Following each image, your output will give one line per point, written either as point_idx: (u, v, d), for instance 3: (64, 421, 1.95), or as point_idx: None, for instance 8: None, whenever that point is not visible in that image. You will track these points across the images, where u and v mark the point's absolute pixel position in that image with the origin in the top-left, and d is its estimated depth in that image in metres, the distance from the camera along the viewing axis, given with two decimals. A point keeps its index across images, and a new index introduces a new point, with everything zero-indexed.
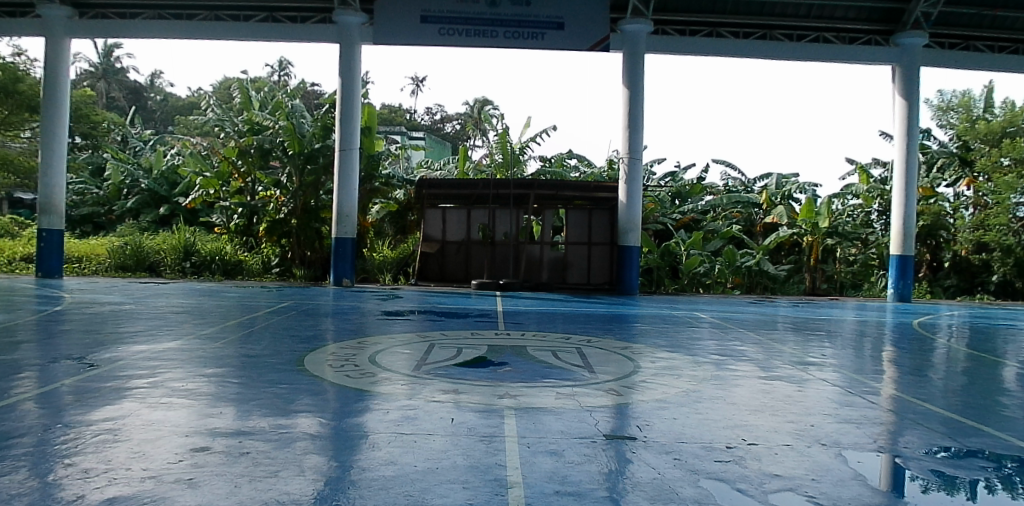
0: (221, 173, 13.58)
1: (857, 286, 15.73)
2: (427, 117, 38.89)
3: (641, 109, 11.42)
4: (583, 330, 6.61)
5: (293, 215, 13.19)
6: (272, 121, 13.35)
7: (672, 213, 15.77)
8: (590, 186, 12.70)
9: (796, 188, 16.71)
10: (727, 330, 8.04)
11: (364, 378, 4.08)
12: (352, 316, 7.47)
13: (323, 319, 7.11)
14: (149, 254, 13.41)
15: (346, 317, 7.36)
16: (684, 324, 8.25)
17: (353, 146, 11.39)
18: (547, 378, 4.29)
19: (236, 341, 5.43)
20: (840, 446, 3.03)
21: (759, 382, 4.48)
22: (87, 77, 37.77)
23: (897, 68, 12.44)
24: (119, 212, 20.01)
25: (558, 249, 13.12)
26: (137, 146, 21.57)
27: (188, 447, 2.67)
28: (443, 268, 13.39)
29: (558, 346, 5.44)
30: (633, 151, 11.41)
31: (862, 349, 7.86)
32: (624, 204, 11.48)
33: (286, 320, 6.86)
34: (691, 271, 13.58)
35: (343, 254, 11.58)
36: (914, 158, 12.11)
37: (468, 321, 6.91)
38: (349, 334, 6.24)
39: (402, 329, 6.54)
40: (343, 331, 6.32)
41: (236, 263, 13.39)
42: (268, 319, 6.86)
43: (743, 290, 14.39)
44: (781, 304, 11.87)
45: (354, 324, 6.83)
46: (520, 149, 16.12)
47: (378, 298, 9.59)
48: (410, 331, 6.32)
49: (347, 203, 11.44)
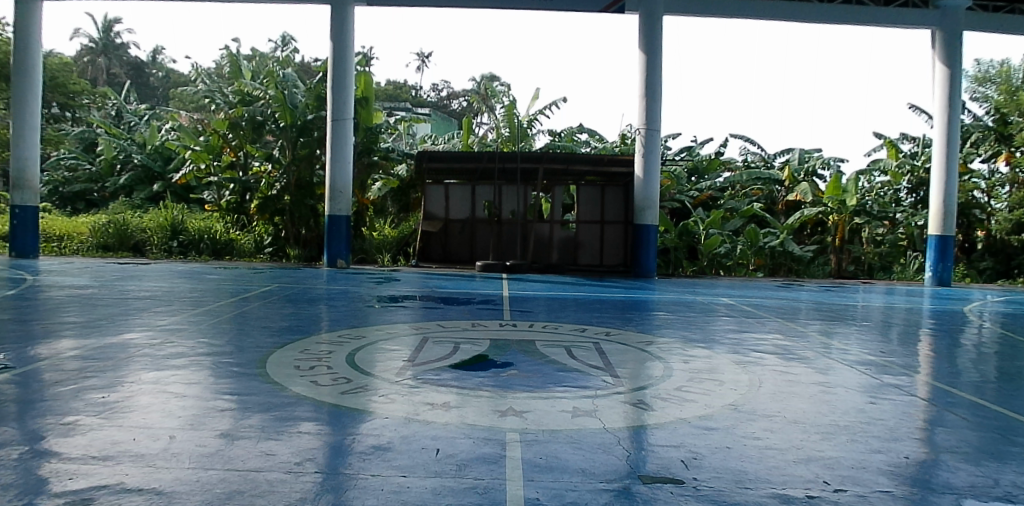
0: (212, 145, 12.99)
1: (887, 269, 14.81)
2: (434, 94, 37.96)
3: (659, 75, 10.39)
4: (599, 320, 5.80)
5: (287, 191, 12.43)
6: (261, 91, 12.55)
7: (689, 191, 14.93)
8: (604, 160, 11.63)
9: (820, 164, 15.80)
10: (756, 318, 7.22)
11: (334, 386, 3.29)
12: (341, 301, 6.72)
13: (309, 305, 6.37)
14: (134, 233, 12.68)
15: (334, 302, 6.62)
16: (709, 311, 7.42)
17: (346, 117, 10.47)
18: (560, 385, 3.49)
19: (196, 333, 4.67)
20: (962, 492, 2.21)
21: (820, 391, 3.65)
22: (87, 53, 37.26)
23: (938, 31, 11.33)
24: (111, 189, 19.38)
25: (569, 228, 12.36)
26: (131, 121, 20.93)
27: (55, 498, 1.88)
28: (446, 248, 12.65)
29: (572, 341, 4.64)
30: (650, 122, 10.42)
31: (907, 338, 7.03)
32: (640, 180, 10.56)
33: (265, 307, 6.12)
34: (711, 252, 12.63)
35: (337, 233, 10.68)
36: (956, 131, 11.09)
37: (469, 309, 6.13)
38: (332, 323, 5.48)
39: (394, 318, 5.77)
40: (326, 320, 5.57)
41: (226, 242, 12.67)
42: (246, 305, 6.11)
43: (765, 273, 13.58)
44: (809, 289, 11.00)
45: (341, 312, 6.06)
46: (527, 123, 15.34)
47: (373, 281, 8.82)
48: (403, 321, 5.55)
49: (341, 179, 10.56)
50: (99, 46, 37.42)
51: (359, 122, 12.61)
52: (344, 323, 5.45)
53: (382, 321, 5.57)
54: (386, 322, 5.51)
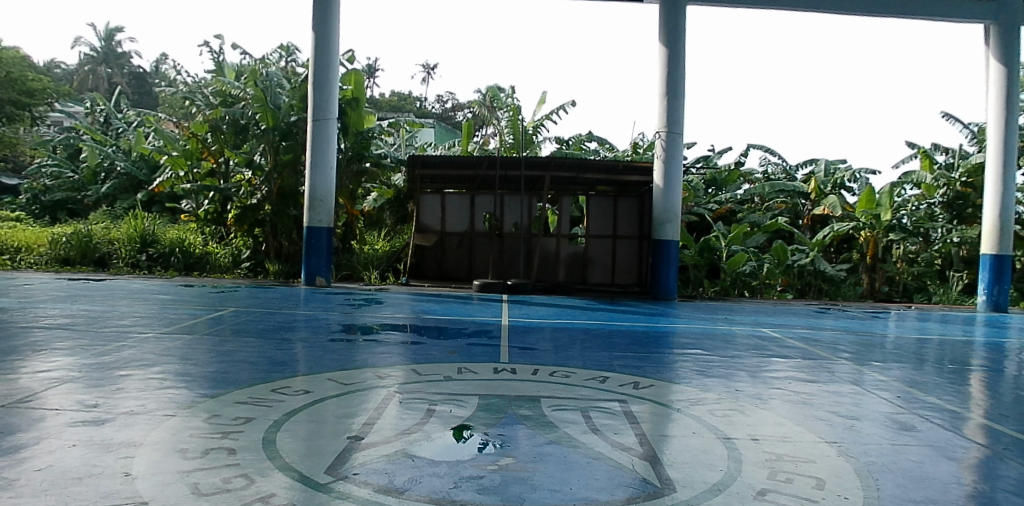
0: (190, 151, 12.24)
1: (924, 291, 13.52)
2: (438, 106, 37.44)
3: (682, 72, 9.22)
4: (621, 361, 4.58)
5: (268, 200, 11.34)
6: (242, 90, 11.49)
7: (707, 203, 13.85)
8: (618, 168, 10.22)
9: (849, 176, 14.62)
10: (804, 352, 5.97)
11: (225, 493, 2.08)
12: (304, 330, 5.53)
13: (260, 336, 5.18)
14: (99, 246, 11.56)
15: (294, 332, 5.43)
16: (747, 344, 6.17)
17: (329, 117, 9.25)
18: (579, 487, 2.28)
19: (87, 385, 3.48)
20: None
21: (969, 496, 2.39)
22: (87, 62, 36.70)
23: (993, 26, 10.15)
24: (93, 198, 18.40)
25: (578, 243, 11.22)
26: (119, 127, 20.09)
27: None
28: (442, 264, 11.55)
29: (592, 401, 3.43)
30: (673, 124, 9.20)
31: (988, 378, 5.75)
32: (660, 189, 9.33)
33: (205, 338, 4.93)
34: (735, 270, 11.35)
35: (316, 247, 9.39)
36: (1014, 137, 9.90)
37: (458, 345, 4.90)
38: (281, 363, 4.28)
39: (360, 357, 4.55)
40: (274, 358, 4.37)
41: (200, 255, 11.55)
42: (180, 338, 4.91)
43: (794, 294, 12.37)
44: (849, 314, 9.73)
45: (296, 347, 4.85)
46: (532, 129, 14.26)
47: (353, 304, 7.64)
48: (372, 362, 4.34)
49: (322, 187, 9.29)
50: (99, 55, 36.78)
51: (348, 125, 11.31)
52: (295, 364, 4.25)
53: (344, 363, 4.35)
54: (347, 365, 4.27)
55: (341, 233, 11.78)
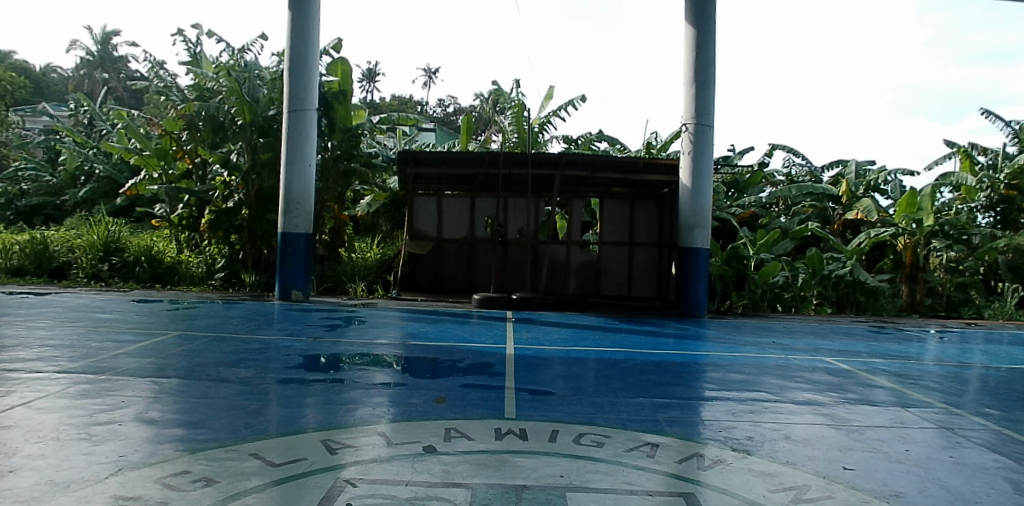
0: (163, 150, 11.18)
1: (971, 304, 12.25)
2: (441, 111, 36.53)
3: (713, 56, 8.07)
4: (668, 414, 3.34)
5: (245, 205, 10.18)
6: (217, 82, 10.37)
7: (729, 207, 12.71)
8: (637, 166, 8.92)
9: (883, 177, 13.46)
10: (886, 381, 4.72)
11: None
12: (251, 362, 4.29)
13: (187, 373, 3.94)
14: (58, 255, 10.47)
15: (234, 365, 4.19)
16: (813, 371, 4.92)
17: (307, 107, 8.09)
18: None
19: None
20: None
21: None
22: (84, 66, 35.86)
23: None
24: (71, 203, 17.35)
25: (590, 251, 10.06)
26: (103, 129, 19.08)
27: None
28: (439, 274, 10.41)
29: (645, 498, 2.19)
30: (702, 115, 8.03)
31: None
32: (687, 190, 8.15)
33: (109, 379, 3.71)
34: (767, 281, 10.11)
35: (293, 256, 8.20)
36: None
37: (449, 388, 3.69)
38: (196, 418, 3.06)
39: (311, 407, 3.33)
40: (184, 409, 3.13)
41: (170, 264, 10.44)
42: (74, 379, 3.69)
43: (831, 307, 11.11)
44: (901, 332, 8.46)
45: (232, 389, 3.63)
46: (539, 127, 13.13)
47: (329, 324, 6.45)
48: (324, 418, 3.10)
49: (299, 187, 8.12)
50: (95, 58, 35.74)
51: (334, 120, 10.12)
52: (212, 418, 3.02)
53: (285, 417, 3.13)
54: (287, 420, 3.06)
55: (328, 240, 10.63)
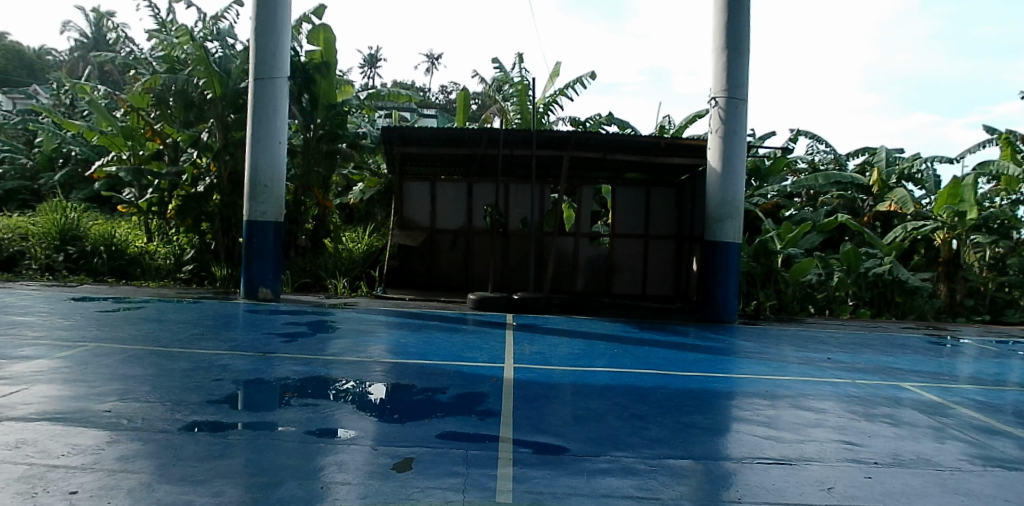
0: (130, 128, 10.13)
1: (1017, 305, 11.18)
2: (442, 97, 35.42)
3: (747, 19, 6.96)
4: (732, 493, 2.27)
5: (217, 190, 9.18)
6: (186, 51, 9.29)
7: (752, 197, 11.63)
8: (656, 148, 7.85)
9: (917, 165, 12.31)
10: (992, 418, 3.64)
11: None
12: (159, 393, 3.22)
13: (61, 409, 2.88)
14: (10, 243, 9.48)
15: (134, 397, 3.13)
16: (893, 402, 3.86)
17: (278, 75, 7.03)
18: None
19: None
20: None
21: None
22: (78, 48, 34.73)
23: None
24: (45, 187, 16.30)
25: (601, 244, 9.03)
26: (84, 110, 18.02)
27: None
28: (432, 267, 9.40)
29: None
30: (734, 88, 6.95)
31: None
32: (717, 175, 7.09)
33: None
34: (798, 281, 9.05)
35: (261, 247, 7.17)
36: None
37: (420, 442, 2.63)
38: (23, 491, 2.02)
39: (211, 470, 2.28)
40: (8, 482, 2.08)
41: (133, 255, 9.42)
42: None
43: (866, 307, 10.04)
44: (958, 341, 7.38)
45: (113, 435, 2.60)
46: (544, 107, 12.04)
47: (293, 332, 5.41)
48: (213, 497, 2.03)
49: (268, 168, 7.07)
50: (91, 42, 34.58)
51: (316, 95, 9.05)
52: (37, 500, 1.95)
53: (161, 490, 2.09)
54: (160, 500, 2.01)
55: (311, 230, 9.61)
